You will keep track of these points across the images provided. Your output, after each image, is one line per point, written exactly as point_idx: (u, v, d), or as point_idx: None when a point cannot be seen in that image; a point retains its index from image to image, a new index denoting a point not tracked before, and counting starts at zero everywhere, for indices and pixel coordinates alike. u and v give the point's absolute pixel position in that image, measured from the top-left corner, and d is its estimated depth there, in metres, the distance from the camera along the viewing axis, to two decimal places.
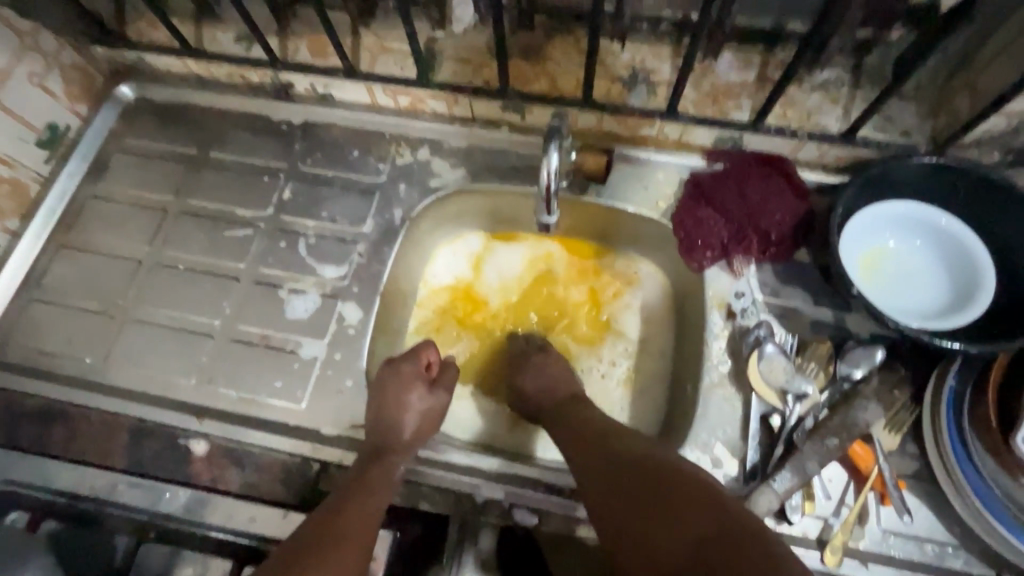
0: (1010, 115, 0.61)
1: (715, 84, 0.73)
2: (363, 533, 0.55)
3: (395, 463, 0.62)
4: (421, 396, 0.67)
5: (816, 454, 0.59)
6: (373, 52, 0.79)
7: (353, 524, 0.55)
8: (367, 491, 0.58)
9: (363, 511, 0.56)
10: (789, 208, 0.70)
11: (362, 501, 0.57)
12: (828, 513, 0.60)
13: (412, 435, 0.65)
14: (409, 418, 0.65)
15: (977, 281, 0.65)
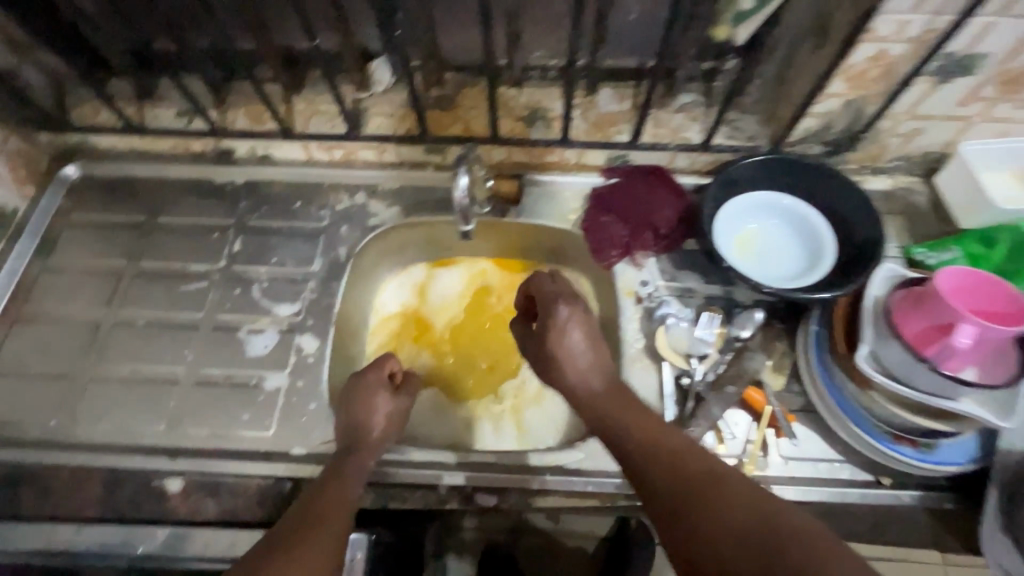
0: (817, 117, 0.79)
1: (599, 114, 0.88)
2: (339, 514, 0.59)
3: (367, 455, 0.68)
4: (384, 399, 0.73)
5: (718, 401, 0.71)
6: (305, 114, 0.90)
7: (326, 508, 0.60)
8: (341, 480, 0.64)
9: (337, 495, 0.62)
10: (672, 204, 0.85)
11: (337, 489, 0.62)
12: (737, 451, 0.71)
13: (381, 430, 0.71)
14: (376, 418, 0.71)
15: (823, 246, 0.81)
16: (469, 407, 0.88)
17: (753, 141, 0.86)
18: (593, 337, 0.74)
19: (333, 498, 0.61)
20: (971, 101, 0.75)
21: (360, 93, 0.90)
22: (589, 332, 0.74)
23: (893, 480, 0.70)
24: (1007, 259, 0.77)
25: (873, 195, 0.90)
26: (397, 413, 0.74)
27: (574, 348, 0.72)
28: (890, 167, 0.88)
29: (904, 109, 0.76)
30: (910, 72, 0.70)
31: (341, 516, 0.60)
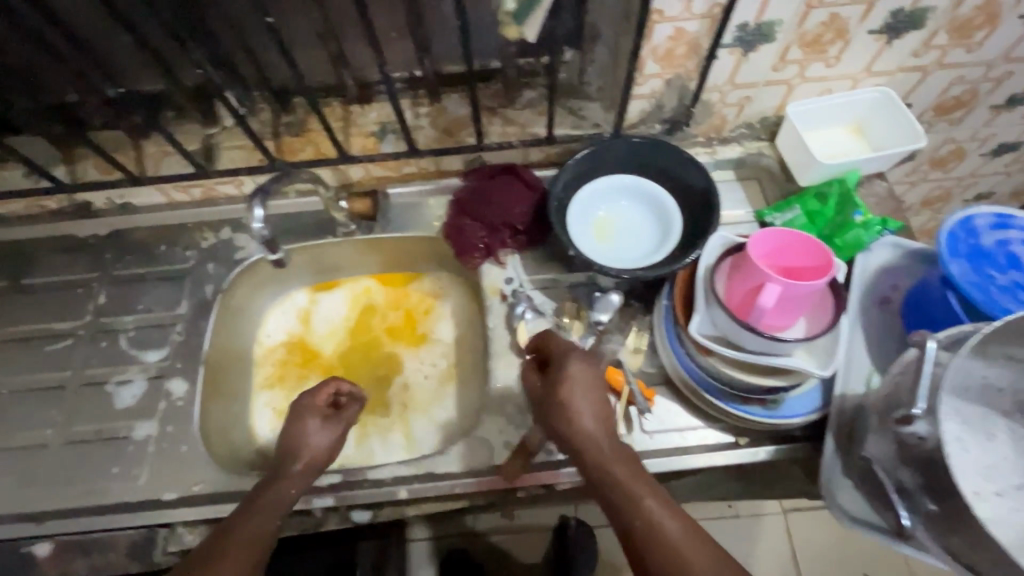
0: (645, 98, 0.81)
1: (448, 119, 0.89)
2: (255, 553, 0.57)
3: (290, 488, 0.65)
4: (312, 430, 0.70)
5: None
6: (156, 157, 0.89)
7: (243, 545, 0.57)
8: (263, 513, 0.61)
9: (253, 531, 0.59)
10: (524, 199, 0.86)
11: (259, 525, 0.60)
12: None
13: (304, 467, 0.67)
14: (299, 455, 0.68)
15: (671, 222, 0.83)
16: (356, 427, 0.87)
17: (598, 128, 0.88)
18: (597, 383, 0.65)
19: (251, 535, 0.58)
20: (784, 65, 0.78)
21: (208, 128, 0.90)
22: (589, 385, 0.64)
23: (749, 439, 0.73)
24: (837, 214, 0.78)
25: (726, 164, 0.92)
26: (324, 444, 0.70)
27: (587, 407, 0.62)
28: (736, 135, 0.91)
29: (724, 79, 0.79)
30: (710, 46, 0.72)
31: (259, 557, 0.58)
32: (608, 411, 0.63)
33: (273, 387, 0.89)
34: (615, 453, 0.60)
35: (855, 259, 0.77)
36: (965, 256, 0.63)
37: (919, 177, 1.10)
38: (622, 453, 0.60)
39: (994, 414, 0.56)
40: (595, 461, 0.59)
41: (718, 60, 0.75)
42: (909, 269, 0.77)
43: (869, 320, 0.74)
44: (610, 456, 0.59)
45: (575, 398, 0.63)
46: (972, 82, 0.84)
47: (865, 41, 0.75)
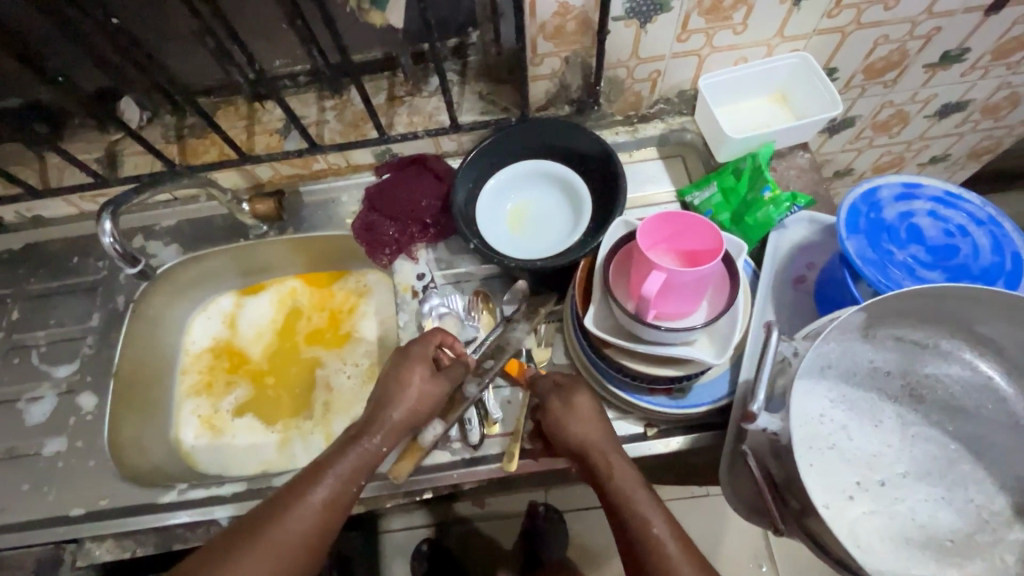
0: (547, 79, 0.77)
1: (354, 112, 0.86)
2: (317, 530, 0.57)
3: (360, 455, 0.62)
4: (421, 383, 0.67)
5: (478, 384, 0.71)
6: (60, 168, 0.87)
7: (293, 529, 0.56)
8: (330, 483, 0.59)
9: (317, 507, 0.58)
10: (433, 192, 0.83)
11: (326, 497, 0.58)
12: (506, 429, 0.73)
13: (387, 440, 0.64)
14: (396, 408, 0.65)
15: (584, 206, 0.80)
16: (281, 432, 0.86)
17: (507, 113, 0.84)
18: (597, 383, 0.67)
19: (318, 508, 0.58)
20: (688, 35, 0.73)
21: (110, 135, 0.87)
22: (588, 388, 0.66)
23: (659, 429, 0.71)
24: (749, 190, 0.74)
25: (648, 142, 0.88)
26: (433, 399, 0.67)
27: (580, 412, 0.64)
28: (656, 111, 0.87)
29: (627, 54, 0.75)
30: (600, 20, 0.68)
31: (328, 527, 0.58)
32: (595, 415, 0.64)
33: (197, 394, 0.88)
34: (591, 447, 0.62)
35: (768, 237, 0.74)
36: (864, 231, 0.60)
37: (865, 143, 1.05)
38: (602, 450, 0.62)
39: (882, 399, 0.53)
40: (586, 453, 0.62)
41: (613, 34, 0.71)
42: (824, 244, 0.74)
43: (781, 300, 0.71)
44: (607, 449, 0.62)
45: (570, 407, 0.64)
46: (898, 41, 0.79)
47: (770, 4, 0.70)
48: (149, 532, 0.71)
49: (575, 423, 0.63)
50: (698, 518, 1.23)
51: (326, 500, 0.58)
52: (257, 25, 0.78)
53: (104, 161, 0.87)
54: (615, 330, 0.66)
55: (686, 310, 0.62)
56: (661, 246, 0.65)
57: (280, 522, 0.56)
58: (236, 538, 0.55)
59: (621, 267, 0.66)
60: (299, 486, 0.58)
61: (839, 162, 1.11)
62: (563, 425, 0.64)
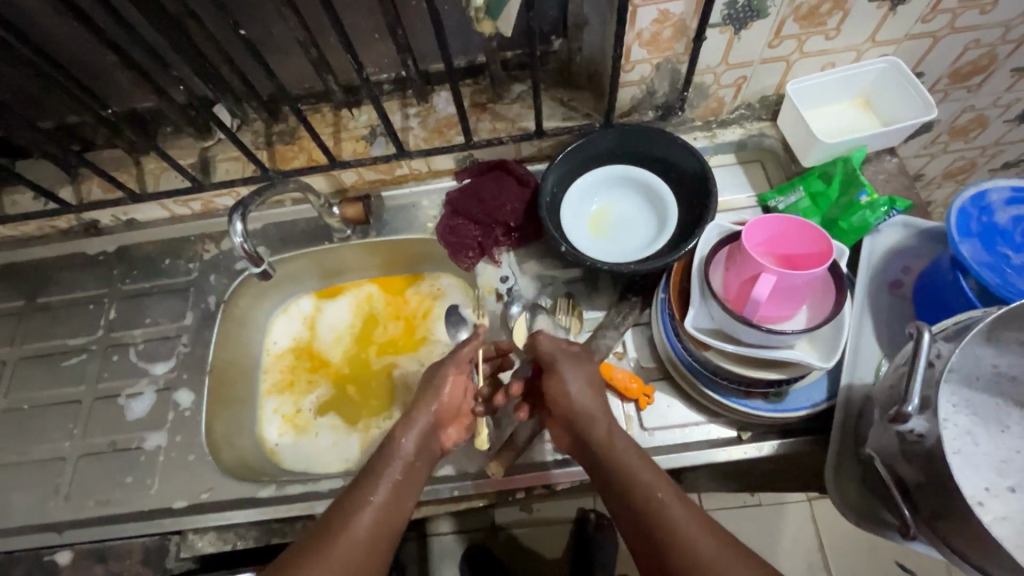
0: (636, 85, 0.79)
1: (437, 119, 0.87)
2: (373, 547, 0.55)
3: (398, 471, 0.62)
4: (457, 384, 0.70)
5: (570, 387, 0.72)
6: (156, 173, 0.90)
7: (353, 546, 0.54)
8: (377, 503, 0.58)
9: (367, 523, 0.56)
10: (516, 197, 0.83)
11: (378, 515, 0.57)
12: None
13: (414, 452, 0.64)
14: (425, 414, 0.66)
15: (668, 211, 0.81)
16: (362, 431, 0.87)
17: (589, 118, 0.85)
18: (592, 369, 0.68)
19: (373, 526, 0.56)
20: (780, 41, 0.74)
21: (203, 141, 0.90)
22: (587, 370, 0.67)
23: (753, 434, 0.71)
24: (842, 195, 0.75)
25: (727, 147, 0.88)
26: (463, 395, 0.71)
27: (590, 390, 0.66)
28: (735, 116, 0.87)
29: (716, 60, 0.76)
30: (698, 27, 0.69)
31: (382, 547, 0.56)
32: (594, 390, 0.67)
33: (282, 392, 0.91)
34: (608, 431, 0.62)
35: (862, 241, 0.74)
36: (977, 235, 0.60)
37: (939, 148, 1.02)
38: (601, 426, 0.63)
39: (1006, 404, 0.53)
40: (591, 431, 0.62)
41: (707, 40, 0.72)
42: (920, 249, 0.73)
43: (877, 304, 0.71)
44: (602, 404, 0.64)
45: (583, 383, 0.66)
46: (989, 45, 0.78)
47: (868, 9, 0.70)
48: (249, 526, 0.74)
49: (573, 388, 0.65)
50: (755, 527, 1.21)
51: (377, 519, 0.57)
52: (352, 35, 0.80)
53: (197, 166, 0.90)
54: (715, 333, 0.66)
55: (790, 314, 0.62)
56: (762, 248, 0.65)
57: (340, 537, 0.54)
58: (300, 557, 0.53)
59: (719, 270, 0.67)
60: (347, 506, 0.58)
61: (910, 167, 1.09)
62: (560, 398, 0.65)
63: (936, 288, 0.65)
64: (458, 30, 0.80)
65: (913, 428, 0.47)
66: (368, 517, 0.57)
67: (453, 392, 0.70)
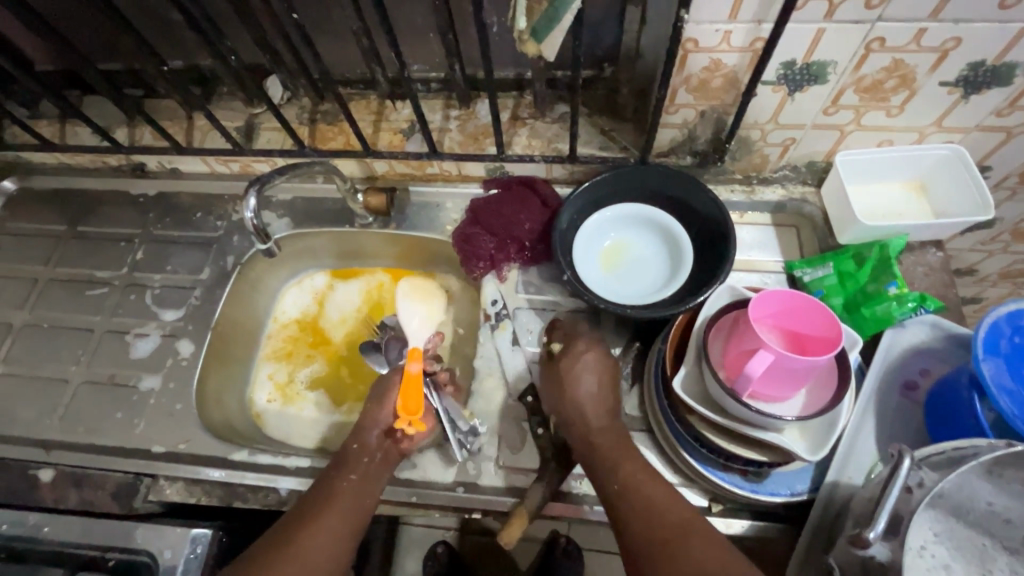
0: (678, 128, 0.76)
1: (475, 126, 0.88)
2: (337, 542, 0.61)
3: (353, 470, 0.67)
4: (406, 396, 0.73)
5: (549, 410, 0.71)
6: (203, 130, 0.93)
7: (316, 545, 0.60)
8: (339, 501, 0.64)
9: (326, 529, 0.61)
10: (536, 217, 0.83)
11: (340, 513, 0.63)
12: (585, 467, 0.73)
13: (372, 452, 0.69)
14: (376, 422, 0.71)
15: (684, 260, 0.78)
16: (346, 414, 0.89)
17: (625, 152, 0.83)
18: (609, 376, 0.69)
19: (337, 525, 0.62)
20: (836, 110, 0.70)
21: (252, 107, 0.93)
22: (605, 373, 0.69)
23: (724, 508, 0.68)
24: (871, 281, 0.71)
25: (763, 206, 0.84)
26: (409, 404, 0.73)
27: (587, 382, 0.68)
28: (778, 176, 0.83)
29: (765, 117, 0.72)
30: (749, 82, 0.66)
31: (346, 540, 0.61)
32: (601, 386, 0.68)
33: (280, 361, 0.93)
34: (603, 432, 0.65)
35: (884, 333, 0.70)
36: (1005, 356, 0.57)
37: (999, 248, 0.95)
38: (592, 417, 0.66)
39: (993, 546, 0.49)
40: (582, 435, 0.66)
41: (758, 97, 0.69)
42: (944, 353, 0.69)
43: (883, 402, 0.67)
44: (607, 410, 0.67)
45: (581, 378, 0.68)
46: None
47: (937, 92, 0.66)
48: (214, 484, 0.77)
49: (586, 394, 0.67)
50: None
51: (336, 516, 0.62)
52: (407, 31, 0.81)
53: (242, 131, 0.93)
54: (702, 399, 0.64)
55: (782, 396, 0.60)
56: (769, 321, 0.63)
57: (302, 533, 0.60)
58: (267, 553, 0.59)
59: (721, 333, 0.64)
60: (308, 508, 0.63)
61: (962, 260, 1.01)
62: (570, 398, 0.68)
63: (949, 403, 0.62)
64: (509, 42, 0.80)
65: (873, 554, 0.46)
66: (329, 515, 0.62)
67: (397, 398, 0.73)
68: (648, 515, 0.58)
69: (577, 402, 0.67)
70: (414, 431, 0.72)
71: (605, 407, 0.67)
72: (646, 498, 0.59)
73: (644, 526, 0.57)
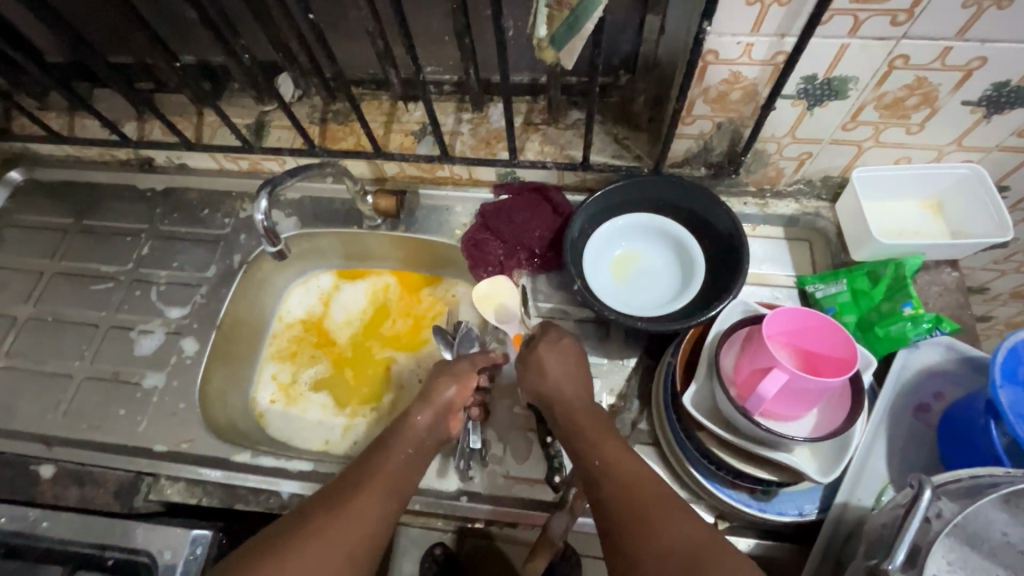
0: (693, 139, 0.75)
1: (488, 130, 0.87)
2: (385, 513, 0.56)
3: (409, 444, 0.63)
4: (462, 385, 0.71)
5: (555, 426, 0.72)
6: (213, 127, 0.93)
7: (361, 514, 0.55)
8: (389, 472, 0.59)
9: (377, 500, 0.56)
10: (547, 224, 0.83)
11: (388, 482, 0.59)
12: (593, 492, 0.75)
13: (429, 429, 0.65)
14: (439, 398, 0.68)
15: (695, 273, 0.78)
16: (349, 416, 0.88)
17: (638, 161, 0.82)
18: (576, 358, 0.68)
19: (384, 495, 0.57)
20: (855, 125, 0.69)
21: (263, 105, 0.93)
22: (572, 356, 0.68)
23: (730, 525, 0.68)
24: (885, 299, 0.70)
25: (776, 219, 0.84)
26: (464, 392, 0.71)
27: (557, 366, 0.67)
28: (792, 190, 0.82)
29: (783, 131, 0.71)
30: (768, 95, 0.65)
31: (391, 514, 0.57)
32: (571, 368, 0.67)
33: (285, 361, 0.93)
34: (580, 411, 0.63)
35: (897, 353, 0.69)
36: (1021, 383, 0.56)
37: (1012, 267, 0.94)
38: (568, 394, 0.65)
39: None
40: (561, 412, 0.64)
41: (777, 110, 0.68)
42: (957, 375, 0.68)
43: (894, 423, 0.67)
44: (579, 387, 0.65)
45: (543, 363, 0.67)
46: None
47: (958, 111, 0.65)
48: (215, 485, 0.76)
49: (553, 372, 0.66)
50: None
51: (384, 486, 0.58)
52: (422, 33, 0.81)
53: (252, 128, 0.92)
54: (712, 415, 0.63)
55: (794, 415, 0.59)
56: (783, 339, 0.62)
57: (352, 501, 0.55)
58: (296, 526, 0.54)
59: (733, 350, 0.64)
60: (355, 477, 0.59)
61: (974, 277, 1.00)
62: (534, 374, 0.67)
63: (961, 428, 0.61)
64: (525, 47, 0.80)
65: None
66: (380, 484, 0.58)
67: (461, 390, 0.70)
68: (626, 490, 0.53)
69: (540, 380, 0.66)
70: (459, 418, 0.71)
71: (579, 389, 0.65)
72: (626, 472, 0.55)
73: (622, 506, 0.52)
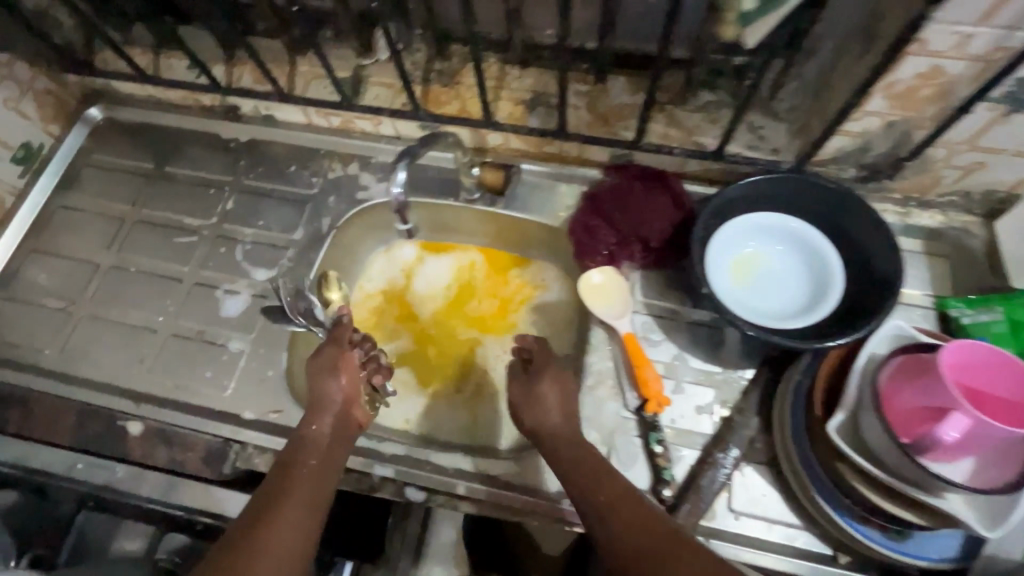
0: (852, 137, 0.67)
1: (606, 105, 0.79)
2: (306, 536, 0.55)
3: (314, 455, 0.62)
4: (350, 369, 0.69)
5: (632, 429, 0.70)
6: (306, 78, 0.87)
7: (285, 539, 0.53)
8: (300, 487, 0.59)
9: (294, 524, 0.55)
10: (666, 217, 0.76)
11: (302, 501, 0.57)
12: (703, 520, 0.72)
13: (325, 433, 0.65)
14: (332, 396, 0.67)
15: (830, 285, 0.71)
16: (432, 397, 0.85)
17: (776, 154, 0.75)
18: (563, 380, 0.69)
19: (302, 517, 0.56)
20: None
21: (361, 58, 0.86)
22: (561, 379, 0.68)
23: (851, 559, 0.64)
24: None
25: (917, 231, 0.76)
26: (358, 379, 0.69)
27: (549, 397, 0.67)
28: (943, 201, 0.74)
29: (963, 137, 0.63)
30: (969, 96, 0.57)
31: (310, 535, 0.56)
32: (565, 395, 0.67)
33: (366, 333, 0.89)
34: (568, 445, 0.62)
35: None
36: None
37: None
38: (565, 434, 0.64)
39: None
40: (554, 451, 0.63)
41: (969, 113, 0.60)
42: None
43: None
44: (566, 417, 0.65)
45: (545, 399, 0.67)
46: None
47: None
48: None
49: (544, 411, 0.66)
50: None
51: (299, 507, 0.57)
52: None
53: (347, 82, 0.86)
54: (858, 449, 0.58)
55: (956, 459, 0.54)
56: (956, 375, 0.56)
57: (273, 527, 0.54)
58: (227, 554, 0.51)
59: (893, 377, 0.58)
60: (272, 498, 0.57)
61: None
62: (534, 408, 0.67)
63: None
64: (667, 16, 0.71)
65: None
66: (294, 505, 0.56)
67: (351, 375, 0.69)
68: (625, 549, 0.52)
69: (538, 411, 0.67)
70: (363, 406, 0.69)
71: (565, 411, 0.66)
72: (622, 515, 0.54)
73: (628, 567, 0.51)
